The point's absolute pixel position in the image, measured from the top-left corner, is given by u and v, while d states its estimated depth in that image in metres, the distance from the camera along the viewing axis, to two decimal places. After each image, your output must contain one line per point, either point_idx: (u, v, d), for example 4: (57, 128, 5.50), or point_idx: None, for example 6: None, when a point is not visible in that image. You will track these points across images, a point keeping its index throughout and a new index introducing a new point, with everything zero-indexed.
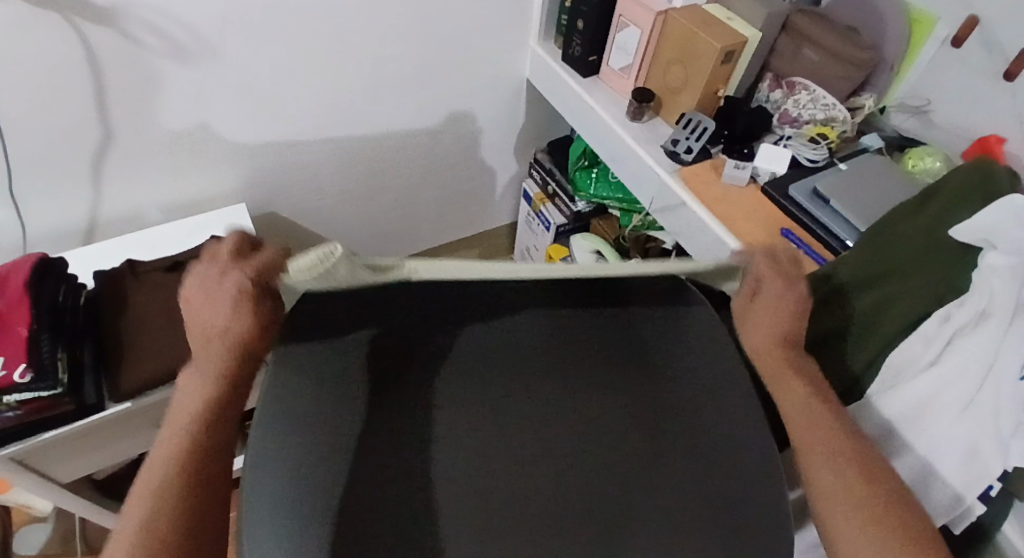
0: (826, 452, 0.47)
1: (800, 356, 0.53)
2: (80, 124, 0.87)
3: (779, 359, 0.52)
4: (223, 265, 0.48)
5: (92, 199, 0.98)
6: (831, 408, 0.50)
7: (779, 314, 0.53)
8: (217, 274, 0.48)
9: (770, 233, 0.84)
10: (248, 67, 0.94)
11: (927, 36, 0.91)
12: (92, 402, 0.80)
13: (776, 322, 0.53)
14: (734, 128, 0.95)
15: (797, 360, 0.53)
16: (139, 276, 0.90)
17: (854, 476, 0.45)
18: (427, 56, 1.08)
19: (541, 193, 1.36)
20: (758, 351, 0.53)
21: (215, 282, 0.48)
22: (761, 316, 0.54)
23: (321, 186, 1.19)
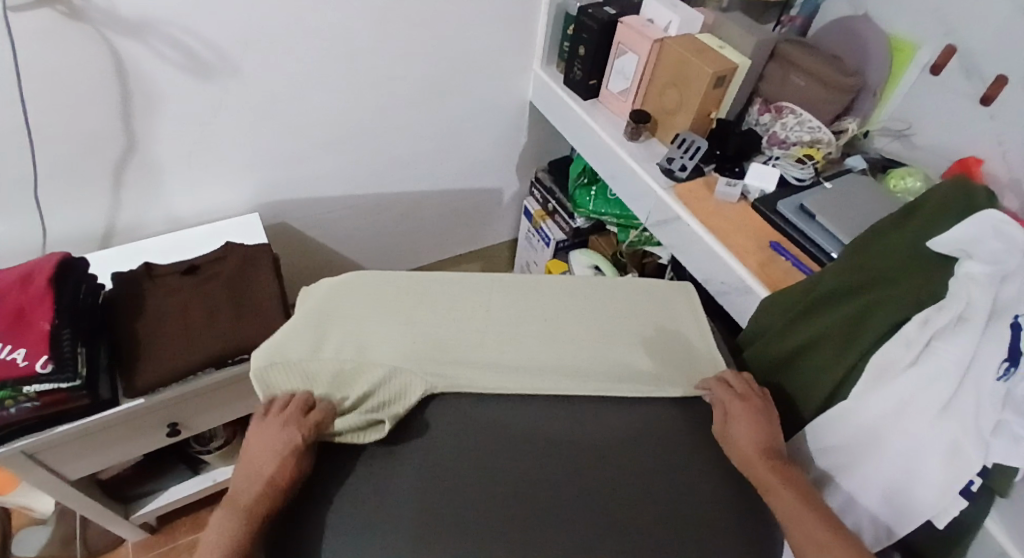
0: (816, 545, 0.53)
1: (778, 463, 0.62)
2: (106, 131, 0.92)
3: (760, 465, 0.61)
4: (285, 419, 0.60)
5: (111, 205, 1.02)
6: (815, 509, 0.56)
7: (754, 425, 0.64)
8: (279, 426, 0.59)
9: (760, 246, 0.89)
10: (267, 83, 0.99)
11: (909, 63, 0.97)
12: (107, 397, 0.83)
13: (752, 432, 0.64)
14: (727, 148, 1.00)
15: (776, 464, 0.61)
16: (155, 279, 0.94)
17: (813, 519, 0.55)
18: (436, 78, 1.15)
19: (541, 209, 1.41)
20: (748, 459, 0.62)
21: (275, 431, 0.59)
22: (738, 429, 0.64)
23: (331, 198, 1.24)
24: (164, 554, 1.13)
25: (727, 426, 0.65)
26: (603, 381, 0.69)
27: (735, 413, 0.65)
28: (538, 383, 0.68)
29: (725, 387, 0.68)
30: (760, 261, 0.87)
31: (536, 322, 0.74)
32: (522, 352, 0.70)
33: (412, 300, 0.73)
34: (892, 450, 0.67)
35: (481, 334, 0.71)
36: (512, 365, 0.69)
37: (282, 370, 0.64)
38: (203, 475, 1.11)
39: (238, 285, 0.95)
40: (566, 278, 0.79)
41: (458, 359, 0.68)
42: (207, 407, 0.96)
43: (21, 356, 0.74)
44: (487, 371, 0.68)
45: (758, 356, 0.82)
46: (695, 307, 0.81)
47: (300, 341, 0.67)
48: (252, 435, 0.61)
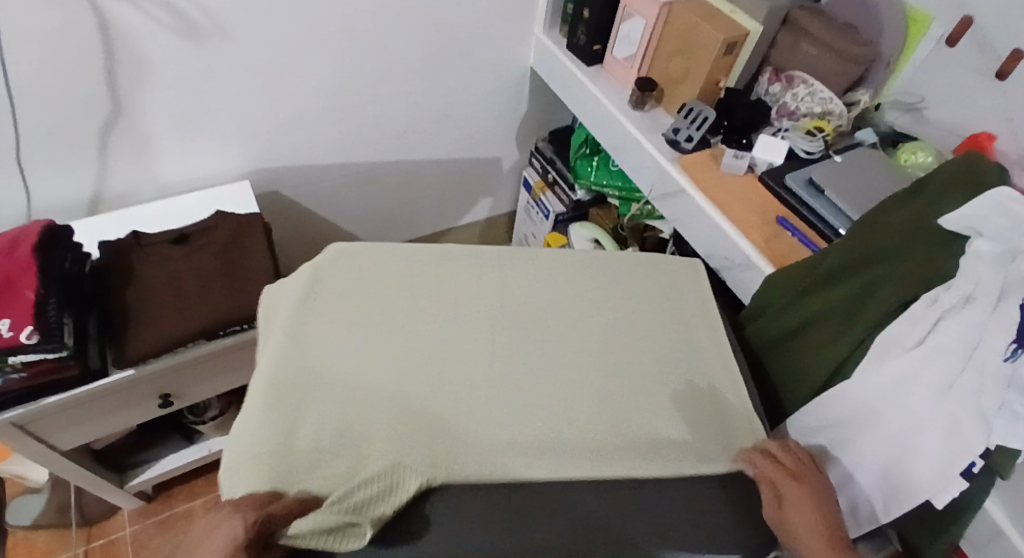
0: None
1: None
2: (91, 95, 0.88)
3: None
4: (237, 503, 0.42)
5: (98, 172, 0.98)
6: None
7: (815, 517, 0.47)
8: (225, 519, 0.41)
9: (765, 220, 0.86)
10: (260, 48, 0.95)
11: (922, 36, 0.93)
12: (96, 367, 0.81)
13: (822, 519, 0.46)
14: (734, 119, 0.96)
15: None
16: (145, 248, 0.91)
17: None
18: (434, 44, 1.10)
19: (541, 180, 1.38)
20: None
21: (218, 527, 0.41)
22: (796, 518, 0.47)
23: (325, 165, 1.20)
24: (161, 522, 1.14)
25: (782, 514, 0.47)
26: (620, 419, 0.54)
27: (787, 496, 0.48)
28: (576, 442, 0.52)
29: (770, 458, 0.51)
30: (764, 236, 0.84)
31: (552, 378, 0.57)
32: (557, 420, 0.53)
33: (404, 332, 0.59)
34: (888, 428, 0.65)
35: (497, 400, 0.54)
36: (533, 411, 0.54)
37: (247, 462, 0.48)
38: (199, 445, 1.10)
39: (229, 255, 0.92)
40: (559, 305, 0.65)
41: (469, 438, 0.50)
42: (199, 378, 0.94)
43: (6, 326, 0.72)
44: (508, 427, 0.52)
45: (758, 333, 0.82)
46: (707, 302, 0.70)
47: (274, 407, 0.51)
48: (194, 531, 0.43)
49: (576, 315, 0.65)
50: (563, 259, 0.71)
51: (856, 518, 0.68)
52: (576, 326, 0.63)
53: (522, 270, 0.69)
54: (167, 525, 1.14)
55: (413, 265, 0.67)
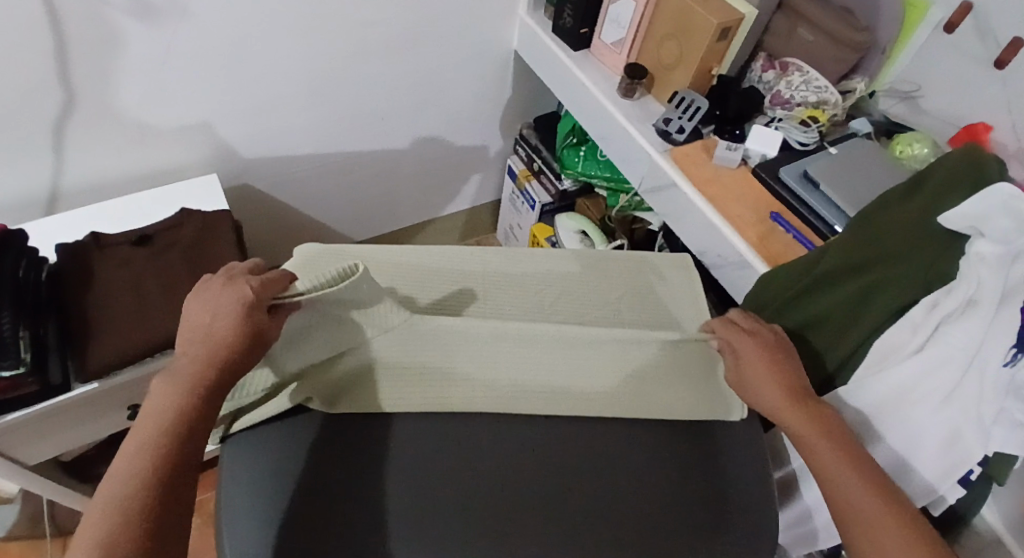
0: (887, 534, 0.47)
1: (817, 405, 0.56)
2: (41, 85, 0.81)
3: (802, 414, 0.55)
4: (229, 276, 0.53)
5: (53, 167, 0.92)
6: (885, 496, 0.49)
7: (772, 361, 0.59)
8: (223, 283, 0.53)
9: (759, 217, 0.84)
10: (223, 29, 0.88)
11: (921, 21, 0.89)
12: (58, 383, 0.77)
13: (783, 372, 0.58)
14: (727, 109, 0.93)
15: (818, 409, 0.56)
16: (105, 251, 0.85)
17: (865, 491, 0.49)
18: (413, 25, 1.04)
19: (526, 169, 1.34)
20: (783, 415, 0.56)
21: (220, 293, 0.52)
22: (751, 368, 0.59)
23: (299, 156, 1.14)
24: None
25: (739, 366, 0.60)
26: (583, 395, 0.57)
27: (744, 353, 0.60)
28: (523, 404, 0.56)
29: (726, 325, 0.62)
30: (759, 234, 0.81)
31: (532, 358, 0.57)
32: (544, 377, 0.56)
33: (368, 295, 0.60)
34: (889, 440, 0.65)
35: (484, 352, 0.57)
36: (504, 356, 0.57)
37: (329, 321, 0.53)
38: None
39: (196, 257, 0.87)
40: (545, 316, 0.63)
41: (475, 350, 0.56)
42: None
43: None
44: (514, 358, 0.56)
45: None
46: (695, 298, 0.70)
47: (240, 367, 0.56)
48: (192, 300, 0.54)
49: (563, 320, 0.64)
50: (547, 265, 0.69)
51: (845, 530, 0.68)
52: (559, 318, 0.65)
53: (500, 283, 0.66)
54: None
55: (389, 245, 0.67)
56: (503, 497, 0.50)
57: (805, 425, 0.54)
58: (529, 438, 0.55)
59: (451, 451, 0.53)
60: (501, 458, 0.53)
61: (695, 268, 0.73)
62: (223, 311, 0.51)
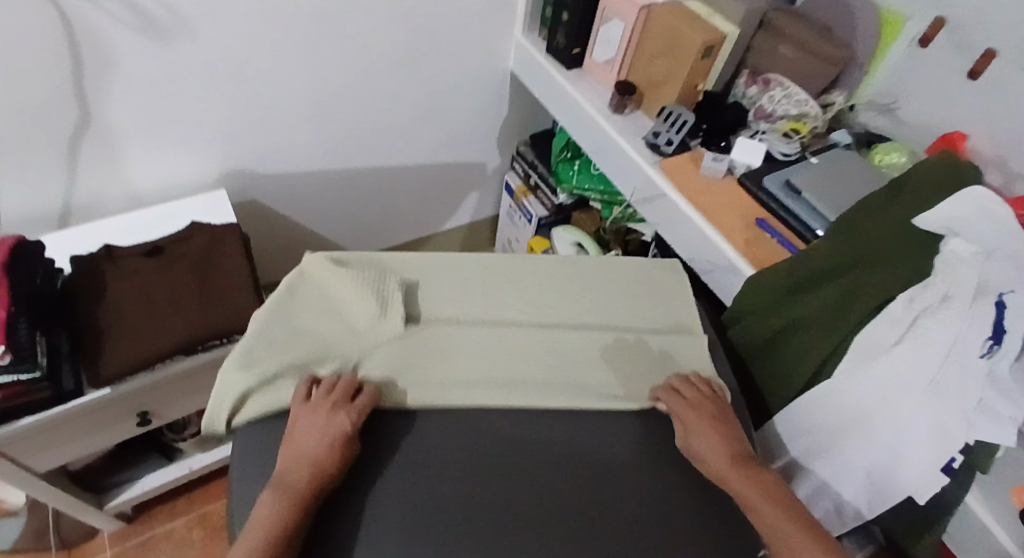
0: None
1: (757, 471, 0.57)
2: (57, 103, 0.86)
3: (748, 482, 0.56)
4: (332, 400, 0.58)
5: (66, 183, 0.96)
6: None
7: (715, 425, 0.61)
8: (325, 409, 0.58)
9: (746, 223, 0.87)
10: (228, 49, 0.93)
11: (897, 36, 0.95)
12: (70, 388, 0.79)
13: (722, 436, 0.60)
14: (714, 122, 0.97)
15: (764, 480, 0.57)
16: (117, 262, 0.88)
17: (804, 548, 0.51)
18: (412, 45, 1.09)
19: (523, 184, 1.38)
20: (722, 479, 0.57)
21: (323, 415, 0.57)
22: (698, 442, 0.60)
23: (304, 172, 1.19)
24: (142, 543, 1.13)
25: (688, 440, 0.61)
26: (568, 368, 0.67)
27: (690, 421, 0.61)
28: (500, 388, 0.64)
29: (675, 394, 0.64)
30: (745, 239, 0.84)
31: (517, 354, 0.67)
32: (520, 376, 0.65)
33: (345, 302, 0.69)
34: (874, 433, 0.66)
35: (473, 351, 0.67)
36: (483, 358, 0.66)
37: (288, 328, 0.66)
38: (179, 463, 1.08)
39: (205, 267, 0.90)
40: (543, 321, 0.72)
41: (459, 346, 0.67)
42: (178, 395, 0.93)
43: None
44: (494, 356, 0.67)
45: (740, 336, 0.80)
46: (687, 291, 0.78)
47: (260, 345, 0.65)
48: (296, 418, 0.59)
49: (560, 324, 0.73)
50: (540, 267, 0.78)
51: (842, 516, 0.72)
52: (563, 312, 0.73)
53: (512, 293, 0.75)
54: (148, 545, 1.13)
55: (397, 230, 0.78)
56: (499, 492, 0.56)
57: (746, 483, 0.56)
58: (528, 442, 0.61)
59: (466, 449, 0.60)
60: (508, 455, 0.60)
61: (683, 270, 0.80)
62: (328, 435, 0.55)
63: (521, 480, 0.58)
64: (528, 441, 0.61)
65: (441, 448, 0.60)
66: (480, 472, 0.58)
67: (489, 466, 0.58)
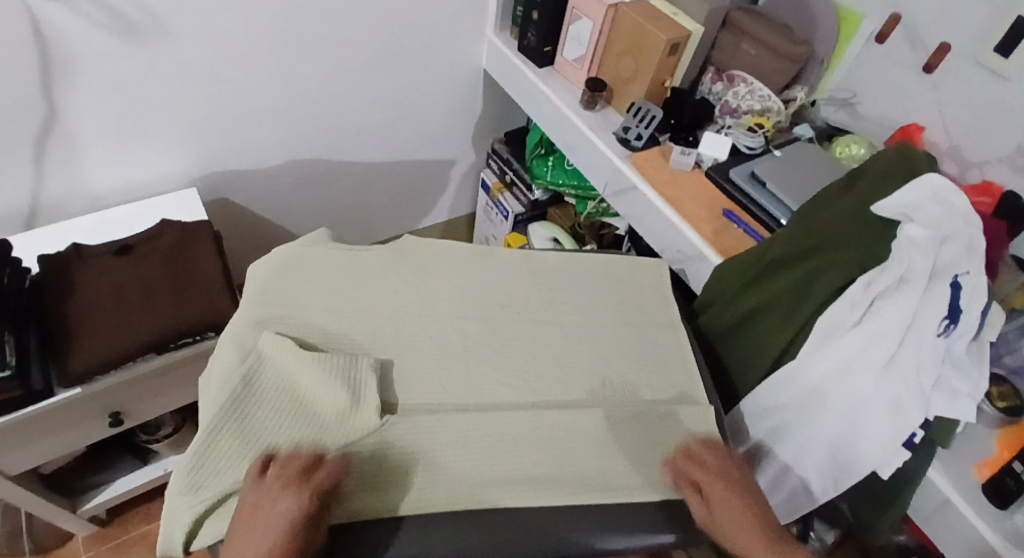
0: None
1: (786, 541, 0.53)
2: (24, 102, 0.84)
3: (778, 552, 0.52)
4: (288, 476, 0.48)
5: (33, 181, 0.94)
6: None
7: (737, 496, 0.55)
8: (278, 489, 0.47)
9: (713, 214, 0.90)
10: (202, 47, 0.93)
11: (855, 32, 0.99)
12: (41, 387, 0.77)
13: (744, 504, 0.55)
14: (681, 117, 1.00)
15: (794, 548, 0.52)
16: (86, 260, 0.87)
17: None
18: (385, 43, 1.10)
19: (498, 181, 1.40)
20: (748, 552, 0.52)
21: (275, 497, 0.47)
22: (722, 511, 0.54)
23: (277, 170, 1.18)
24: (117, 546, 1.11)
25: (711, 508, 0.54)
26: (572, 452, 0.58)
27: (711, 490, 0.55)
28: (497, 482, 0.54)
29: (688, 459, 0.58)
30: (713, 229, 0.87)
31: (521, 442, 0.57)
32: (527, 465, 0.56)
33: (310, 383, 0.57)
34: (835, 410, 0.69)
35: (467, 441, 0.56)
36: (479, 447, 0.56)
37: (238, 417, 0.54)
38: (153, 465, 1.07)
39: (177, 264, 0.89)
40: (529, 320, 0.71)
41: (450, 443, 0.56)
42: (152, 393, 0.92)
43: None
44: (494, 446, 0.56)
45: (711, 323, 0.81)
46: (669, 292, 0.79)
47: (205, 453, 0.52)
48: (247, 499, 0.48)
49: (544, 327, 0.70)
50: (518, 266, 0.77)
51: (808, 495, 0.73)
52: (544, 304, 0.73)
53: (502, 298, 0.73)
54: (123, 548, 1.11)
55: (364, 271, 0.72)
56: (511, 482, 0.54)
57: None
58: (536, 503, 0.53)
59: (469, 429, 0.57)
60: (512, 435, 0.58)
61: (669, 274, 0.81)
62: (276, 521, 0.45)
63: (526, 463, 0.56)
64: (522, 424, 0.59)
65: (446, 432, 0.56)
66: (489, 446, 0.56)
67: (495, 450, 0.56)
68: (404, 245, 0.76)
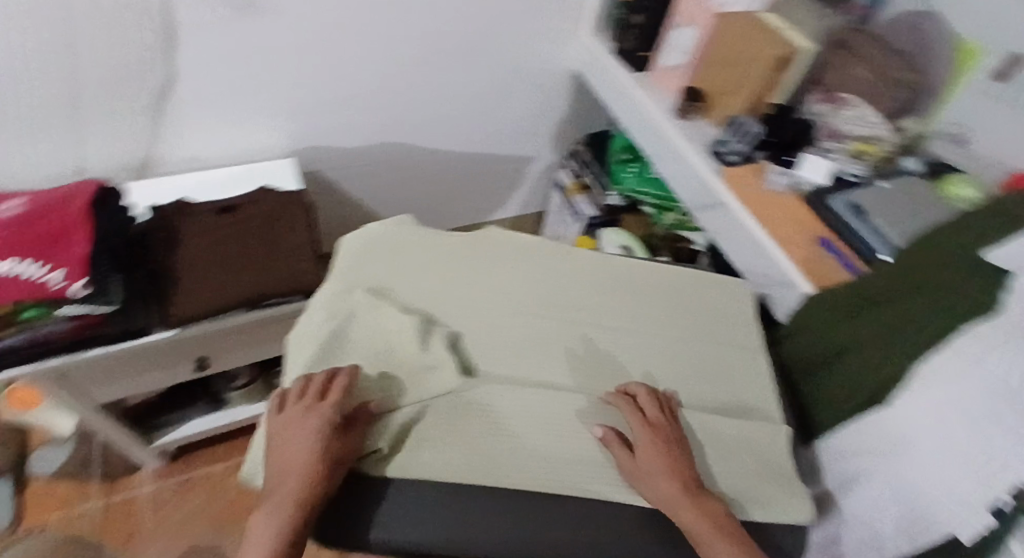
0: None
1: (706, 501, 0.56)
2: (148, 63, 0.90)
3: (694, 509, 0.55)
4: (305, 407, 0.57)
5: (145, 138, 1.01)
6: None
7: (667, 452, 0.58)
8: (301, 416, 0.56)
9: (808, 241, 0.85)
10: (308, 29, 0.97)
11: (972, 67, 0.93)
12: (138, 326, 0.82)
13: (672, 464, 0.58)
14: (781, 136, 0.97)
15: (717, 515, 0.55)
16: (188, 216, 0.92)
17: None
18: (482, 37, 1.11)
19: (574, 182, 1.37)
20: (665, 502, 0.56)
21: (298, 423, 0.56)
22: (647, 464, 0.57)
23: (365, 150, 1.22)
24: (181, 483, 1.21)
25: (636, 460, 0.58)
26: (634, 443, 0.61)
27: (643, 444, 0.58)
28: (559, 462, 0.58)
29: (627, 400, 0.62)
30: (806, 255, 0.83)
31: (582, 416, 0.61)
32: (590, 452, 0.60)
33: (389, 345, 0.64)
34: (920, 454, 0.64)
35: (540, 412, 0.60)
36: (547, 425, 0.60)
37: (329, 370, 0.62)
38: (223, 413, 1.13)
39: (270, 228, 0.93)
40: (606, 326, 0.71)
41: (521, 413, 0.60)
42: (237, 346, 0.97)
43: (59, 276, 0.74)
44: (564, 424, 0.60)
45: (792, 353, 0.80)
46: (752, 315, 0.77)
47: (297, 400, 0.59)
48: (279, 430, 0.57)
49: (622, 332, 0.71)
50: (599, 267, 0.77)
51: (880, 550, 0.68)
52: (623, 313, 0.73)
53: (582, 302, 0.73)
54: (187, 485, 1.21)
55: (448, 253, 0.74)
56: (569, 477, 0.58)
57: (704, 526, 0.54)
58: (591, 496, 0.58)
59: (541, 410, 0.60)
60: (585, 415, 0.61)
61: (753, 296, 0.79)
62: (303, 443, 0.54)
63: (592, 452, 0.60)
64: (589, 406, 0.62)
65: (518, 411, 0.60)
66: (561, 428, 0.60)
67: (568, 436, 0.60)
68: (485, 234, 0.77)
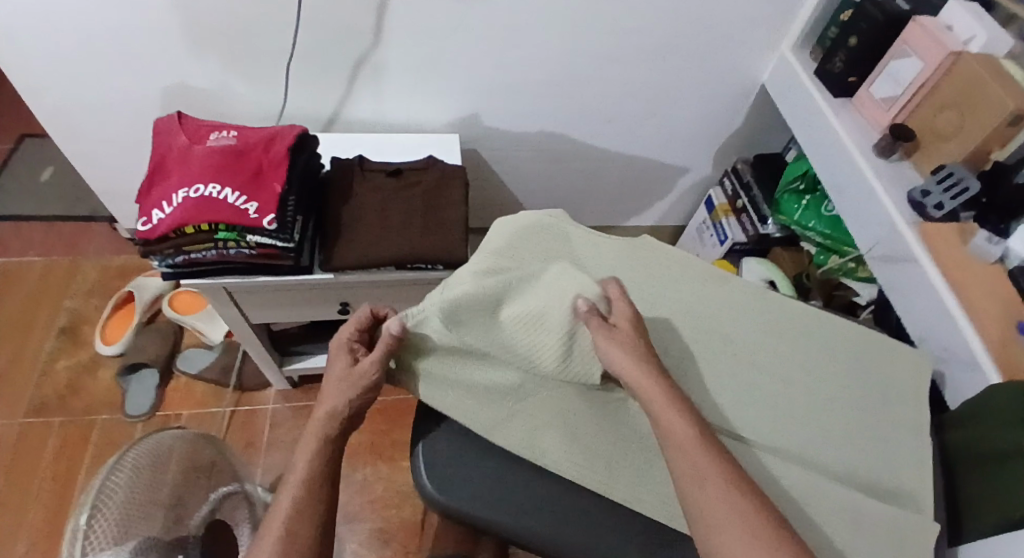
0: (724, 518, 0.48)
1: (663, 378, 0.58)
2: (360, 25, 0.97)
3: (653, 384, 0.57)
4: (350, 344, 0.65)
5: (339, 94, 1.09)
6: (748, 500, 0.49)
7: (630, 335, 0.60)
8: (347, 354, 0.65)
9: (1007, 319, 0.74)
10: (506, 13, 0.99)
11: None
12: (306, 265, 0.90)
13: (634, 347, 0.60)
14: (997, 197, 0.82)
15: (682, 399, 0.56)
16: (365, 172, 0.99)
17: (705, 461, 0.51)
18: (669, 41, 1.08)
19: (727, 203, 1.33)
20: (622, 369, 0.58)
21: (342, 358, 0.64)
22: (615, 346, 0.59)
23: (524, 137, 1.24)
24: (300, 408, 1.32)
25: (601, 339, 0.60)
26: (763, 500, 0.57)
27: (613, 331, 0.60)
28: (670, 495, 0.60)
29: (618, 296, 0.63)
30: (1003, 337, 0.72)
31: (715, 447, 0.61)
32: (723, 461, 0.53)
33: (538, 319, 0.62)
34: None
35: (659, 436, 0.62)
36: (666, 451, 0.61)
37: (476, 323, 0.62)
38: None
39: (433, 197, 0.98)
40: (753, 363, 0.68)
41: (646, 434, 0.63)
42: (376, 299, 1.03)
43: (253, 208, 0.82)
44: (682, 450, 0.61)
45: (963, 442, 0.70)
46: (925, 392, 0.69)
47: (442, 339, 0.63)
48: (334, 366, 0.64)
49: (768, 374, 0.67)
50: (761, 303, 0.73)
51: None
52: (775, 360, 0.69)
53: (734, 335, 0.70)
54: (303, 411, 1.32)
55: (609, 257, 0.74)
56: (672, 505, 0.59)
57: (663, 400, 0.56)
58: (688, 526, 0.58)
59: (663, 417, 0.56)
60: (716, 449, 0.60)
61: (929, 370, 0.70)
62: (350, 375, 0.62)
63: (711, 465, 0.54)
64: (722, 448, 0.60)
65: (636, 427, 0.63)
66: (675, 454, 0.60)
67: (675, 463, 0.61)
68: (643, 243, 0.76)
